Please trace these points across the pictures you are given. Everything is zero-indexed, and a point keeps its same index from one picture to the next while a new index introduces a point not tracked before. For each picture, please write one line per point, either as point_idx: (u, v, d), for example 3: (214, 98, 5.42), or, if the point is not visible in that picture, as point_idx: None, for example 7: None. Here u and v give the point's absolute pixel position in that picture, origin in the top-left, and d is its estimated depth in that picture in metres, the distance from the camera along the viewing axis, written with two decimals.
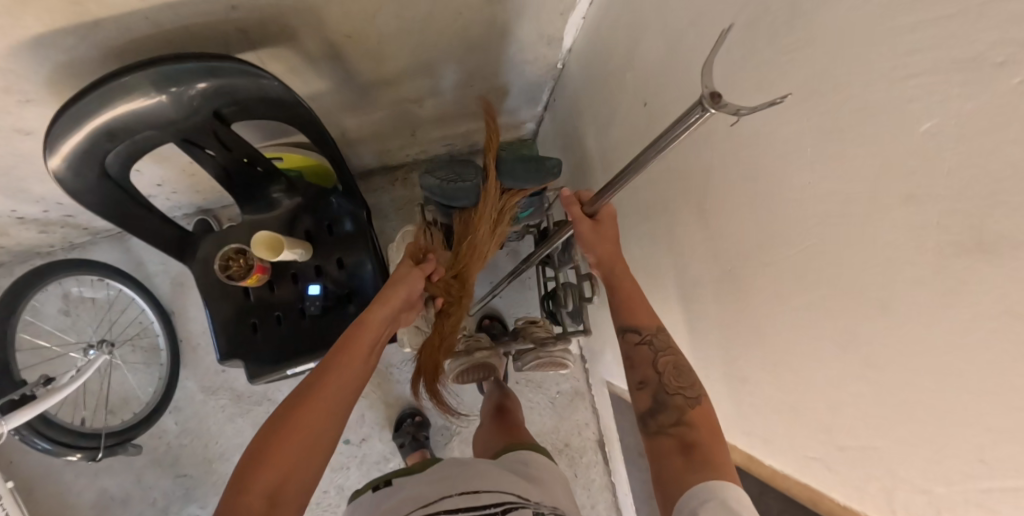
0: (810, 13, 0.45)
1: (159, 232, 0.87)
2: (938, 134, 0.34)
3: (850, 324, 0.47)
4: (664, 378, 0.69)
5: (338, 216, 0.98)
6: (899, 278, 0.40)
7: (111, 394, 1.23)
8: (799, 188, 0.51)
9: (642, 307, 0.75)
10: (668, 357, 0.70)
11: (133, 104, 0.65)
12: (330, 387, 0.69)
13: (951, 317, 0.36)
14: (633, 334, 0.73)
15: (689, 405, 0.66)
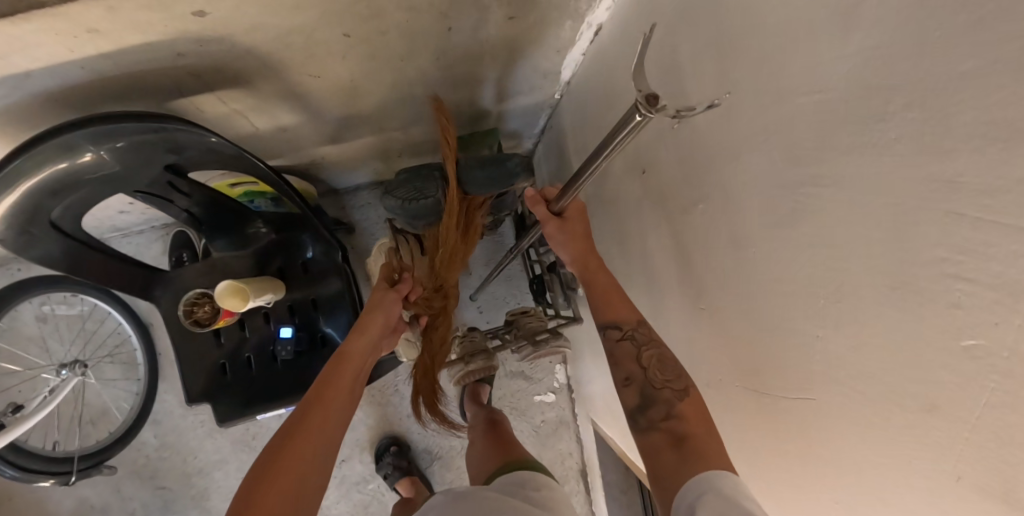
0: (833, 152, 0.38)
1: (121, 273, 0.82)
2: (989, 359, 0.29)
3: (852, 498, 0.42)
4: (649, 373, 0.64)
5: (312, 255, 0.96)
6: (922, 486, 0.35)
7: (88, 409, 1.21)
8: (802, 332, 0.45)
9: (622, 301, 0.71)
10: (651, 350, 0.65)
11: (69, 165, 0.59)
12: (322, 409, 0.63)
13: None
14: (614, 330, 0.69)
15: (676, 399, 0.60)
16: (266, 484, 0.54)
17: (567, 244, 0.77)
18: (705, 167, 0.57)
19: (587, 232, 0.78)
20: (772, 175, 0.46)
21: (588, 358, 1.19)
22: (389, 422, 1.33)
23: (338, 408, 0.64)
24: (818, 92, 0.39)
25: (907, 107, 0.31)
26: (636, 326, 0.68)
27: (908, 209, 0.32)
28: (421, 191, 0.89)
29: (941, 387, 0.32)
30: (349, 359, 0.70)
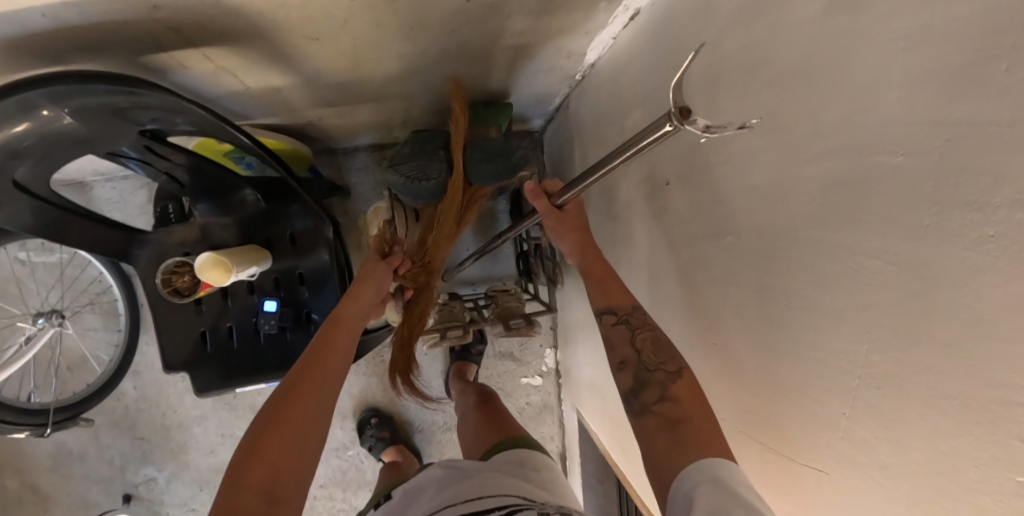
0: (907, 228, 0.33)
1: (95, 235, 0.76)
2: None
3: None
4: (642, 356, 0.58)
5: (301, 227, 0.87)
6: None
7: (67, 357, 1.18)
8: (821, 406, 0.41)
9: (617, 287, 0.66)
10: (646, 332, 0.60)
11: (30, 128, 0.53)
12: (317, 369, 0.56)
13: None
14: (609, 315, 0.64)
15: (670, 381, 0.55)
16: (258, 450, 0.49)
17: (565, 236, 0.72)
18: (738, 197, 0.51)
19: (585, 226, 0.72)
20: (822, 231, 0.40)
21: (579, 344, 1.10)
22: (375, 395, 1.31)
23: (333, 365, 0.58)
24: (904, 154, 0.33)
25: (1017, 205, 0.25)
26: (632, 309, 0.63)
27: (983, 322, 0.28)
28: (422, 173, 0.75)
29: (973, 509, 0.29)
30: (343, 321, 0.62)
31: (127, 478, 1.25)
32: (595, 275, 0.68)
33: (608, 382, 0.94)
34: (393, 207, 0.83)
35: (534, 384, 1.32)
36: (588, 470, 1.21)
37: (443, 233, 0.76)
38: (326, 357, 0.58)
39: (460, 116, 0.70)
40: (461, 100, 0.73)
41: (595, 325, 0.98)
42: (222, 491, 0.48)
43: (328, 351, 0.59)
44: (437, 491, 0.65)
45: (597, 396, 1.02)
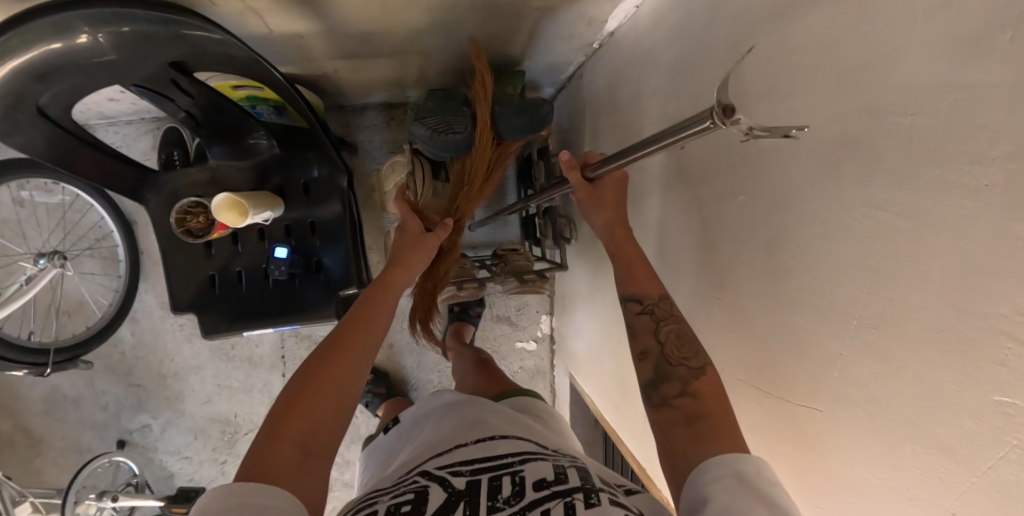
0: (914, 182, 0.35)
1: (112, 170, 0.75)
2: (1010, 420, 0.29)
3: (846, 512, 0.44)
4: (666, 349, 0.59)
5: (315, 174, 0.85)
6: (915, 507, 0.36)
7: (66, 300, 1.17)
8: (823, 349, 0.44)
9: (649, 276, 0.66)
10: (671, 325, 0.60)
11: (64, 49, 0.53)
12: (354, 341, 0.58)
13: None
14: (633, 304, 0.64)
15: (692, 376, 0.56)
16: (292, 410, 0.51)
17: (594, 212, 0.73)
18: (754, 159, 0.53)
19: (615, 201, 0.73)
20: (835, 188, 0.43)
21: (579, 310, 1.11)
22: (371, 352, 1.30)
23: (370, 340, 0.58)
24: (913, 115, 0.35)
25: (1009, 157, 0.28)
26: (658, 300, 0.63)
27: (968, 265, 0.31)
28: (449, 125, 0.74)
29: (954, 431, 0.33)
30: (387, 289, 0.63)
31: (122, 424, 1.26)
32: (623, 258, 0.68)
33: (605, 346, 0.95)
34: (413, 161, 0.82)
35: (528, 348, 1.33)
36: (578, 432, 1.25)
37: (472, 195, 0.74)
38: (364, 332, 0.59)
39: (486, 74, 0.67)
40: (484, 59, 0.71)
41: (593, 291, 1.00)
42: (254, 445, 0.49)
43: (365, 324, 0.60)
44: (442, 429, 0.65)
45: (593, 360, 1.05)
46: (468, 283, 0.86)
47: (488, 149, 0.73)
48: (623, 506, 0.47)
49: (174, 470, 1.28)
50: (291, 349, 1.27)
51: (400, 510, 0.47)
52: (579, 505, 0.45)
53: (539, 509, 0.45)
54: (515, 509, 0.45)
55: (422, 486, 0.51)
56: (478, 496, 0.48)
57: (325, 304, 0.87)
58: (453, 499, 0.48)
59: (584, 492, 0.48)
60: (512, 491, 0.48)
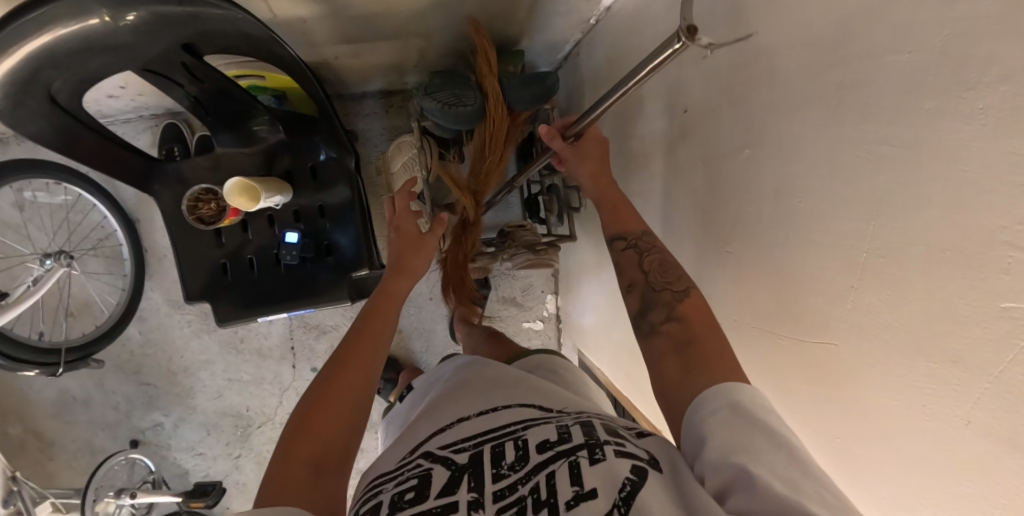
0: (912, 115, 0.37)
1: (121, 161, 0.76)
2: (1016, 324, 0.31)
3: (864, 438, 0.46)
4: (650, 276, 0.62)
5: (324, 160, 0.86)
6: (931, 421, 0.38)
7: (73, 301, 1.17)
8: (832, 283, 0.47)
9: (631, 216, 0.70)
10: (655, 255, 0.64)
11: (80, 30, 0.53)
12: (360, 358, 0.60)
13: (970, 480, 0.36)
14: (619, 241, 0.68)
15: (676, 300, 0.58)
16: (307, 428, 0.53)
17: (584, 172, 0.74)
18: (759, 113, 0.55)
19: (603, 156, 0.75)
20: (838, 132, 0.45)
21: (591, 283, 1.09)
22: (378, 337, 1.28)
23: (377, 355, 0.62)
24: (910, 52, 0.37)
25: (1002, 79, 0.30)
26: (640, 235, 0.67)
27: (968, 186, 0.33)
28: (458, 99, 0.67)
29: (963, 343, 0.35)
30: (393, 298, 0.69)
31: (134, 423, 1.26)
32: (609, 202, 0.71)
33: (616, 317, 0.97)
34: (422, 141, 0.79)
35: (536, 328, 1.33)
36: None
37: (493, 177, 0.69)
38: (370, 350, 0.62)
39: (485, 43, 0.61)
40: (484, 34, 0.67)
41: (600, 265, 1.02)
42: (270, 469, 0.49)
43: (371, 338, 0.63)
44: (445, 407, 0.64)
45: (603, 333, 1.07)
46: (480, 255, 0.87)
47: (503, 123, 0.67)
48: (632, 457, 0.45)
49: (188, 466, 1.29)
50: (299, 338, 1.27)
51: (403, 499, 0.45)
52: (583, 464, 0.44)
53: (545, 472, 0.44)
54: (521, 474, 0.45)
55: (425, 469, 0.49)
56: (482, 466, 0.47)
57: (337, 288, 0.88)
58: (456, 475, 0.47)
59: (588, 447, 0.46)
60: (515, 455, 0.48)
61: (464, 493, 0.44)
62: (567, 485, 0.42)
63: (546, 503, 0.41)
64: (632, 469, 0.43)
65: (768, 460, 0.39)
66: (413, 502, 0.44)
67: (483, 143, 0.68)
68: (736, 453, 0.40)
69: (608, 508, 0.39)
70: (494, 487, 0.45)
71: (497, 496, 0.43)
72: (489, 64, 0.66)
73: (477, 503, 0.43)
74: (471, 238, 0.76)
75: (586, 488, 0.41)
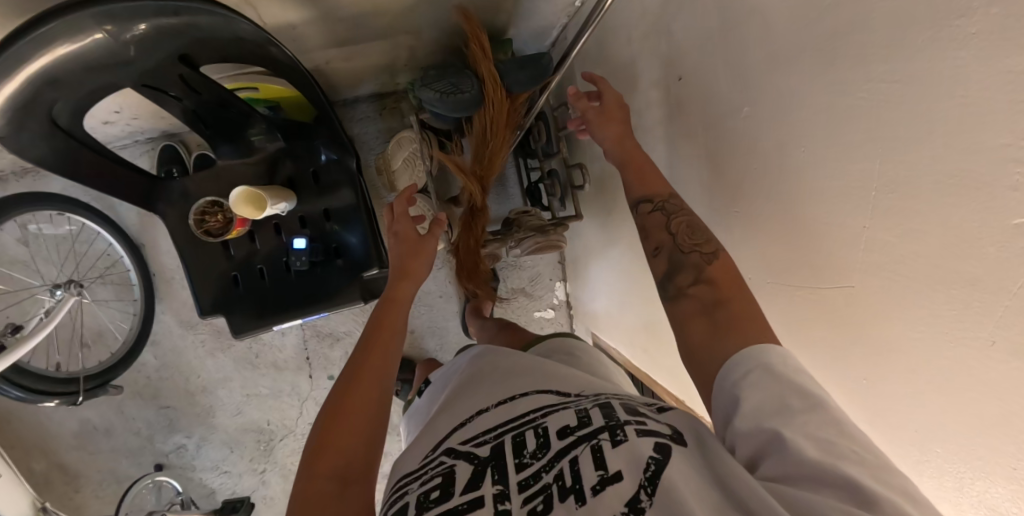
0: (905, 49, 0.38)
1: (125, 183, 0.76)
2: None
3: (891, 376, 0.46)
4: (678, 239, 0.62)
5: (326, 164, 0.87)
6: (955, 348, 0.39)
7: (86, 331, 1.17)
8: (845, 226, 0.47)
9: (657, 178, 0.69)
10: (682, 217, 0.63)
11: (78, 50, 0.53)
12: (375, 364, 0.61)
13: (1000, 402, 0.36)
14: (645, 204, 0.67)
15: (705, 262, 0.59)
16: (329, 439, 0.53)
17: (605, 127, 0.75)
18: (755, 69, 0.56)
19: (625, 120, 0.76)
20: (834, 77, 0.45)
21: (600, 266, 1.09)
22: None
23: (391, 361, 0.63)
24: None
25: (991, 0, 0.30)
26: (667, 198, 0.66)
27: (967, 110, 0.34)
28: (455, 87, 0.67)
29: (977, 266, 0.35)
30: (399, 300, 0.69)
31: (156, 447, 1.26)
32: (632, 163, 0.71)
33: (629, 294, 0.97)
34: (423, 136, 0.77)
35: (549, 316, 1.33)
36: None
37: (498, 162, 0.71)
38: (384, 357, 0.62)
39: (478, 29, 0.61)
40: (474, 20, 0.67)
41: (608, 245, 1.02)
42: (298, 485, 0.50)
43: (382, 344, 0.64)
44: (463, 401, 0.63)
45: (616, 312, 1.07)
46: (492, 241, 0.88)
47: (503, 104, 0.68)
48: (654, 434, 0.45)
49: (215, 485, 1.29)
50: (313, 347, 1.28)
51: (429, 498, 0.44)
52: (606, 447, 0.44)
53: (568, 458, 0.45)
54: (544, 462, 0.46)
55: (449, 466, 0.48)
56: (503, 458, 0.47)
57: (348, 291, 0.89)
58: (481, 468, 0.47)
59: (609, 430, 0.46)
60: (537, 443, 0.48)
61: (489, 487, 0.44)
62: (591, 470, 0.42)
63: (572, 489, 0.41)
64: (655, 448, 0.43)
65: (798, 421, 0.39)
66: (439, 501, 0.43)
67: (486, 128, 0.69)
68: (769, 417, 0.41)
69: (635, 490, 0.39)
70: (518, 477, 0.45)
71: (523, 486, 0.44)
72: (481, 49, 0.66)
73: (503, 495, 0.44)
74: (480, 226, 0.76)
75: (611, 471, 0.42)
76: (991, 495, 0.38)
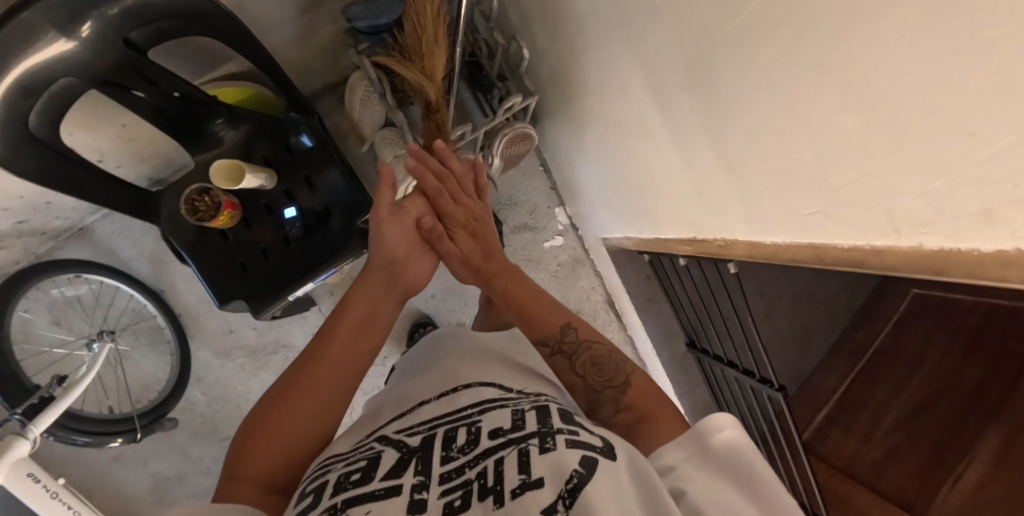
0: None
1: (115, 195, 0.80)
2: None
3: (804, 94, 0.44)
4: (587, 378, 0.64)
5: (293, 132, 0.90)
6: (835, 23, 0.36)
7: (131, 383, 1.23)
8: None
9: (546, 318, 0.70)
10: (584, 356, 0.65)
11: (45, 53, 0.58)
12: (337, 354, 0.61)
13: (877, 55, 0.34)
14: (543, 348, 0.68)
15: (620, 393, 0.60)
16: (269, 432, 0.53)
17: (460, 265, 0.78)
18: None
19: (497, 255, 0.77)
20: None
21: (585, 161, 1.07)
22: (416, 309, 1.31)
23: (347, 376, 0.60)
24: None
25: None
26: (562, 337, 0.67)
27: None
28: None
29: None
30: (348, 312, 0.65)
31: None
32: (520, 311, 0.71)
33: (609, 172, 0.98)
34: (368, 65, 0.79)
35: (556, 241, 1.36)
36: (638, 293, 1.29)
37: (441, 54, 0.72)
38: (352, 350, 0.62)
39: None
40: None
41: (579, 135, 1.03)
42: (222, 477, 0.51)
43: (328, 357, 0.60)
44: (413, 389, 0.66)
45: (607, 200, 1.07)
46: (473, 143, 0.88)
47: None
48: (583, 446, 0.45)
49: None
50: None
51: (349, 479, 0.46)
52: (533, 452, 0.44)
53: (493, 458, 0.46)
54: (469, 457, 0.47)
55: (376, 452, 0.50)
56: (431, 449, 0.50)
57: (349, 242, 0.91)
58: (406, 457, 0.49)
59: (539, 437, 0.46)
60: (467, 439, 0.50)
61: (410, 475, 0.46)
62: (514, 473, 0.43)
63: (492, 490, 0.42)
64: (581, 461, 0.42)
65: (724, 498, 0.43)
66: (359, 482, 0.45)
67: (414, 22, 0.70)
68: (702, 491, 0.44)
69: (552, 498, 0.40)
70: (440, 469, 0.47)
71: (444, 478, 0.46)
72: None
73: (422, 484, 0.45)
74: (441, 120, 0.76)
75: (533, 477, 0.42)
76: (918, 149, 0.35)
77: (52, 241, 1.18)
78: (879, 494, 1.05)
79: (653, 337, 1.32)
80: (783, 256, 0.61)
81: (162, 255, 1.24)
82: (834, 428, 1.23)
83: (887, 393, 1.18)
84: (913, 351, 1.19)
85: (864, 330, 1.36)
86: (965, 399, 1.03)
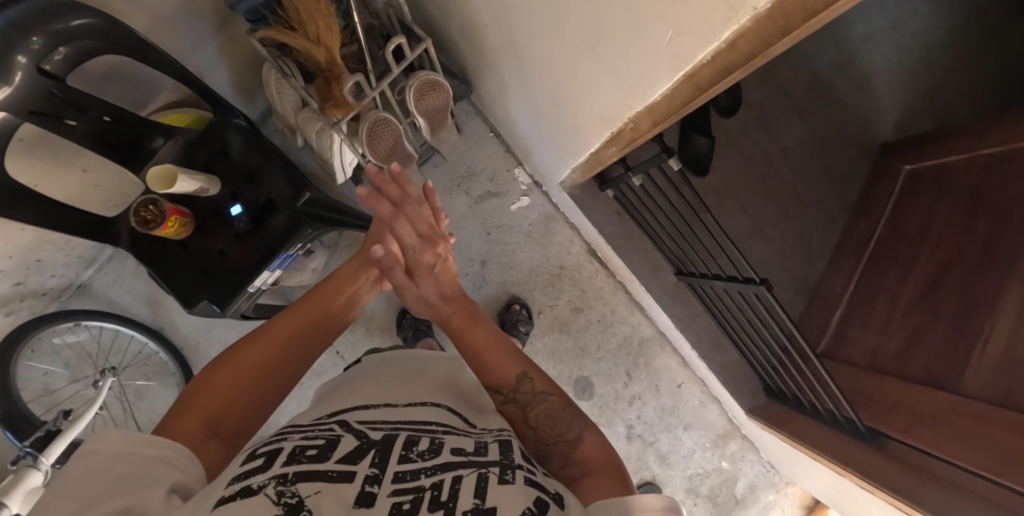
0: None
1: (73, 221, 0.85)
2: None
3: None
4: (540, 432, 0.56)
5: (222, 135, 0.94)
6: None
7: (144, 418, 1.29)
8: None
9: (502, 362, 0.62)
10: (541, 408, 0.58)
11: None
12: (289, 320, 0.60)
13: None
14: (498, 394, 0.60)
15: (573, 449, 0.53)
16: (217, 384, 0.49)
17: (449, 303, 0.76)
18: None
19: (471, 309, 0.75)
20: None
21: (513, 103, 1.07)
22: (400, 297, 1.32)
23: (306, 350, 0.59)
24: None
25: None
26: (518, 387, 0.60)
27: None
28: None
29: None
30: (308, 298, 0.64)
31: None
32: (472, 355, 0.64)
33: (535, 106, 0.98)
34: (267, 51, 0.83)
35: (523, 202, 1.35)
36: (613, 233, 1.25)
37: (324, 18, 0.76)
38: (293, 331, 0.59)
39: None
40: None
41: (501, 81, 1.04)
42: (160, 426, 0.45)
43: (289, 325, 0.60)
44: (376, 383, 0.58)
45: (546, 139, 1.07)
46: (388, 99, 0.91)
47: None
48: (537, 487, 0.40)
49: None
50: (339, 341, 1.31)
51: (303, 452, 0.39)
52: (491, 479, 0.38)
53: (452, 473, 0.38)
54: (427, 464, 0.39)
55: (336, 435, 0.43)
56: (391, 446, 0.41)
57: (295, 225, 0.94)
58: (365, 446, 0.41)
59: (501, 467, 0.41)
60: (428, 446, 0.43)
61: (365, 466, 0.38)
62: (469, 493, 0.36)
63: (444, 505, 0.35)
64: (535, 502, 0.37)
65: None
66: (312, 458, 0.38)
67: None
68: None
69: None
70: (398, 466, 0.39)
71: (399, 477, 0.37)
72: None
73: (375, 477, 0.37)
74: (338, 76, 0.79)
75: (488, 503, 0.35)
76: None
77: (57, 302, 1.24)
78: (905, 378, 0.96)
79: (641, 275, 1.28)
80: (679, 106, 0.59)
81: (155, 294, 1.30)
82: (851, 329, 1.15)
83: (897, 275, 1.08)
84: (915, 227, 1.10)
85: (864, 222, 1.29)
86: (977, 254, 0.91)
